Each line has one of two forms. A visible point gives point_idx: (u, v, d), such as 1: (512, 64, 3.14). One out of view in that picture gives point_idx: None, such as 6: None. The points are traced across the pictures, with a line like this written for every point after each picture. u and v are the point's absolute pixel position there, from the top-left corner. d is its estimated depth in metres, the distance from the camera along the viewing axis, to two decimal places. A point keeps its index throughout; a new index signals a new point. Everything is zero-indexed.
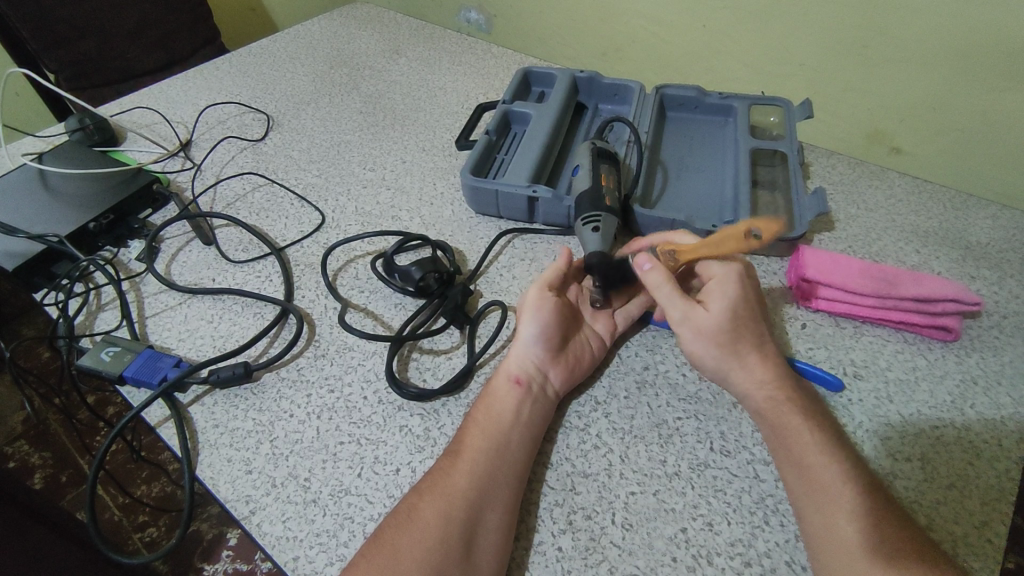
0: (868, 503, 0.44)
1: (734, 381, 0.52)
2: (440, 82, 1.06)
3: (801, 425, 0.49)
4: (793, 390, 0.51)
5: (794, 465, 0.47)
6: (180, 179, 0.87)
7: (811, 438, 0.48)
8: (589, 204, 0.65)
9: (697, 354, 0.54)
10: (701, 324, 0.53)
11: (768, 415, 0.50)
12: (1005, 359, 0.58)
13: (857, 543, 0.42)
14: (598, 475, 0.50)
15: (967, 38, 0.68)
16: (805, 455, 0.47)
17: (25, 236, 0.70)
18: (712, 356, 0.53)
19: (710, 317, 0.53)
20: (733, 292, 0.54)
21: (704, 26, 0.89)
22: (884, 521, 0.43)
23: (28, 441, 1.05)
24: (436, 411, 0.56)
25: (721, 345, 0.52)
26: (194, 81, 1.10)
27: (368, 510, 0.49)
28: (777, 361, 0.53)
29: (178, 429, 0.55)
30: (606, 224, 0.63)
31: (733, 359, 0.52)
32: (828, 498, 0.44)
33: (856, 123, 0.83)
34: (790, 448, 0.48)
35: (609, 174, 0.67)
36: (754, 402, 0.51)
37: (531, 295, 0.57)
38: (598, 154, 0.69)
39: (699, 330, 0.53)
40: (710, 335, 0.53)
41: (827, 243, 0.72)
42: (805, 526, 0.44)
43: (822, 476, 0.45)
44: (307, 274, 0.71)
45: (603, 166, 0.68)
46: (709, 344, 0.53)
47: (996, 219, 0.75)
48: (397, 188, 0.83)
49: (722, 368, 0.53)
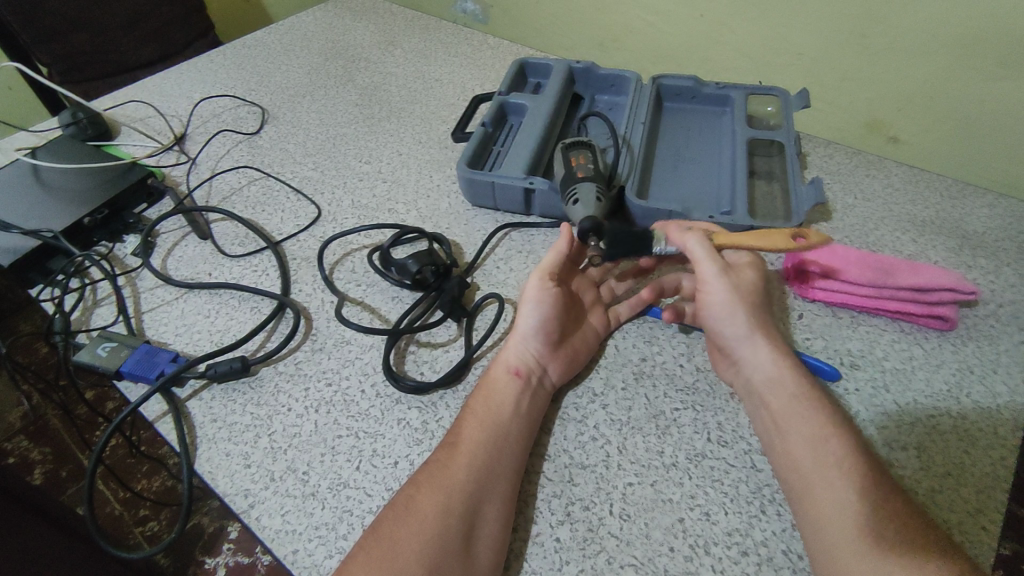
0: (867, 485, 0.44)
1: (754, 347, 0.54)
2: (436, 73, 1.05)
3: (803, 410, 0.49)
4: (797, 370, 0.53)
5: (799, 440, 0.47)
6: (174, 173, 0.87)
7: (812, 423, 0.48)
8: (567, 182, 0.65)
9: (727, 314, 0.55)
10: (735, 281, 0.56)
11: (774, 394, 0.51)
12: (1002, 348, 0.58)
13: (858, 526, 0.42)
14: (596, 466, 0.51)
15: (966, 26, 0.68)
16: (806, 441, 0.47)
17: (19, 231, 0.69)
18: (741, 315, 0.55)
19: (744, 280, 0.58)
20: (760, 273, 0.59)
21: (700, 16, 0.88)
22: (885, 503, 0.43)
23: (27, 436, 1.05)
24: (433, 404, 0.56)
25: (748, 307, 0.56)
26: (187, 75, 1.09)
27: (367, 503, 0.50)
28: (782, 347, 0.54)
29: (175, 423, 0.55)
30: (585, 198, 0.63)
31: (758, 328, 0.55)
32: (824, 483, 0.44)
33: (855, 113, 0.82)
34: (794, 428, 0.48)
35: (584, 154, 0.67)
36: (768, 372, 0.52)
37: (529, 285, 0.56)
38: (569, 141, 0.69)
39: (735, 288, 0.56)
40: (741, 296, 0.56)
41: (824, 233, 0.72)
42: (803, 511, 0.44)
43: (818, 460, 0.46)
44: (303, 268, 0.71)
45: (574, 151, 0.68)
46: (735, 305, 0.55)
47: (993, 208, 0.74)
48: (392, 181, 0.82)
49: (746, 332, 0.54)
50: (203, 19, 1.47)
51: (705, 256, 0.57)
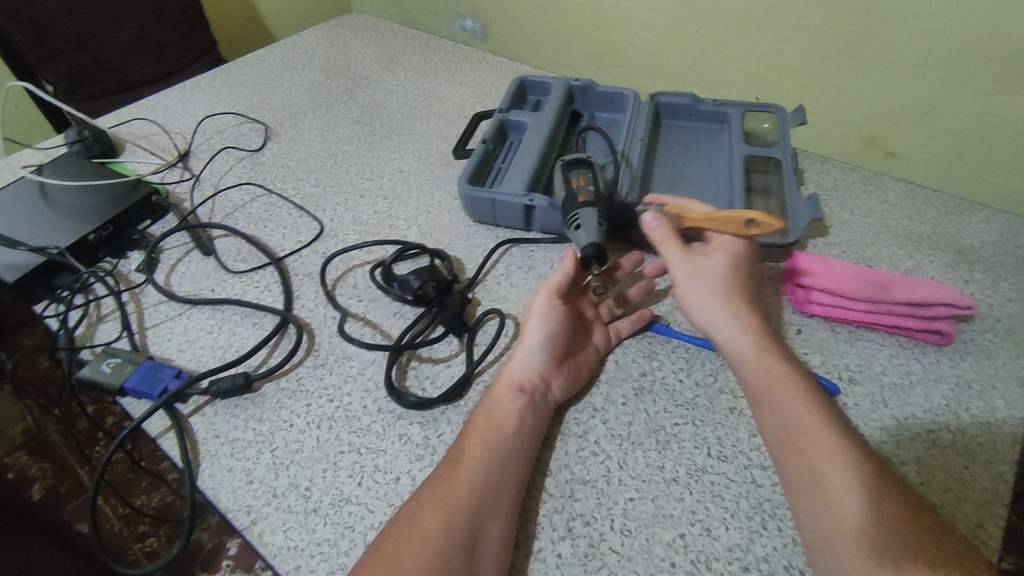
0: (865, 470, 0.43)
1: (723, 327, 0.55)
2: (436, 91, 1.06)
3: (788, 382, 0.50)
4: (780, 343, 0.54)
5: (777, 416, 0.48)
6: (179, 190, 0.88)
7: (795, 392, 0.49)
8: (569, 207, 0.66)
9: (692, 300, 0.57)
10: (699, 266, 0.57)
11: (751, 366, 0.52)
12: (999, 362, 0.59)
13: (851, 501, 0.42)
14: (596, 481, 0.51)
15: (958, 43, 0.69)
16: (791, 417, 0.48)
17: (25, 248, 0.70)
18: (705, 299, 0.56)
19: (712, 267, 0.57)
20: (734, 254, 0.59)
21: (698, 34, 0.90)
22: (882, 482, 0.43)
23: (28, 452, 1.05)
24: (435, 419, 0.56)
25: (716, 292, 0.56)
26: (192, 92, 1.10)
27: (369, 519, 0.50)
28: (768, 329, 0.54)
29: (179, 440, 0.55)
30: (587, 221, 0.63)
31: (726, 311, 0.55)
32: (813, 459, 0.45)
33: (850, 129, 0.84)
34: (778, 401, 0.49)
35: (584, 175, 0.68)
36: (741, 350, 0.53)
37: (536, 304, 0.57)
38: (569, 161, 0.70)
39: (698, 276, 0.57)
40: (705, 282, 0.56)
41: (821, 248, 0.72)
42: (800, 493, 0.45)
43: (803, 433, 0.46)
44: (306, 284, 0.71)
45: (575, 171, 0.69)
46: (702, 291, 0.56)
47: (988, 223, 0.75)
48: (394, 198, 0.83)
49: (712, 315, 0.55)
50: (207, 37, 1.49)
51: (669, 248, 0.59)
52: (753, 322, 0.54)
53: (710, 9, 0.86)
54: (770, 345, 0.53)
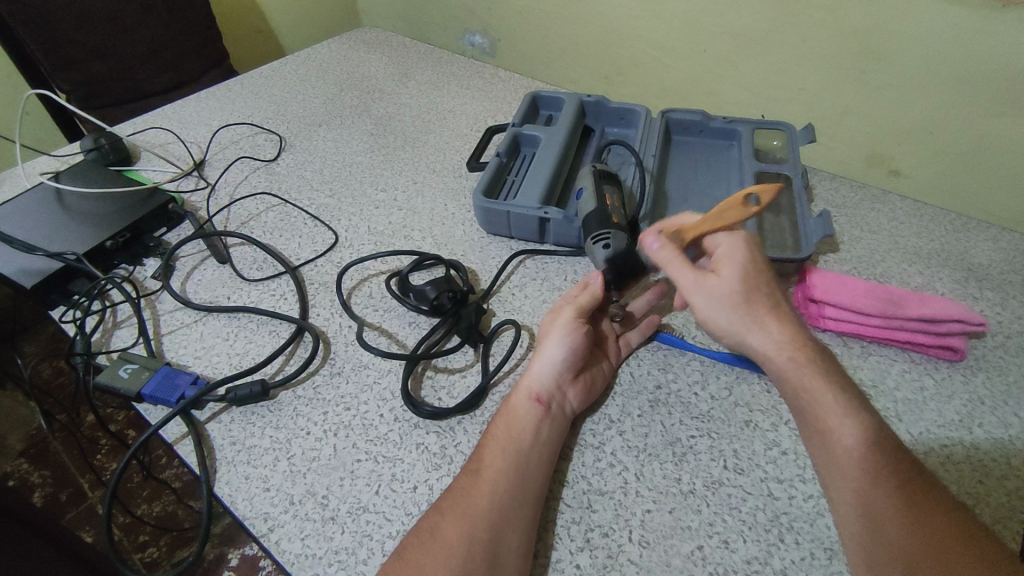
0: (905, 490, 0.44)
1: (756, 342, 0.52)
2: (448, 105, 1.08)
3: (830, 399, 0.49)
4: (816, 349, 0.52)
5: (819, 439, 0.48)
6: (194, 198, 0.89)
7: (837, 409, 0.48)
8: (599, 223, 0.66)
9: (718, 322, 0.54)
10: (715, 283, 0.53)
11: (791, 384, 0.51)
12: (1010, 379, 0.59)
13: (896, 533, 0.42)
14: (614, 492, 0.51)
15: (963, 65, 0.71)
16: (834, 436, 0.47)
17: (43, 254, 0.71)
18: (729, 319, 0.53)
19: (722, 279, 0.53)
20: (743, 257, 0.54)
21: (705, 52, 0.92)
22: (926, 497, 0.44)
23: (28, 459, 1.04)
24: (451, 429, 0.56)
25: (734, 307, 0.53)
26: (206, 103, 1.12)
27: (386, 528, 0.50)
28: (803, 331, 0.53)
29: (196, 446, 0.55)
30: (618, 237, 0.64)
31: (753, 324, 0.53)
32: (855, 485, 0.45)
33: (857, 147, 0.85)
34: (819, 419, 0.49)
35: (615, 195, 0.69)
36: (775, 363, 0.52)
37: (559, 319, 0.57)
38: (600, 175, 0.71)
39: (711, 296, 0.54)
40: (724, 300, 0.53)
41: (832, 264, 0.73)
42: (844, 516, 0.46)
43: (844, 456, 0.46)
44: (321, 293, 0.72)
45: (606, 186, 0.70)
46: (717, 306, 0.53)
47: (996, 241, 0.76)
48: (408, 209, 0.84)
49: (740, 332, 0.53)
50: (219, 49, 1.51)
51: (679, 272, 0.55)
52: (782, 329, 0.52)
53: (718, 28, 0.88)
54: (806, 354, 0.51)
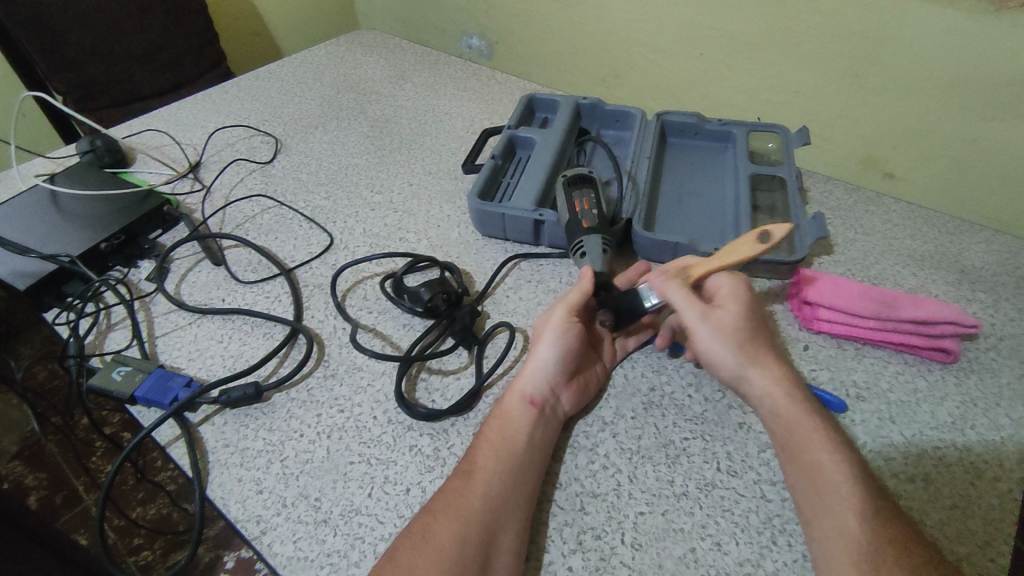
0: (887, 524, 0.43)
1: (751, 377, 0.53)
2: (444, 107, 1.08)
3: (819, 439, 0.48)
4: (806, 393, 0.52)
5: (803, 469, 0.47)
6: (189, 200, 0.89)
7: (825, 449, 0.48)
8: (574, 231, 0.68)
9: (715, 355, 0.54)
10: (719, 319, 0.54)
11: (783, 418, 0.50)
12: (1003, 381, 0.59)
13: (864, 546, 0.42)
14: (606, 495, 0.51)
15: (957, 69, 0.71)
16: (820, 475, 0.46)
17: (37, 256, 0.71)
18: (730, 353, 0.53)
19: (729, 315, 0.54)
20: (746, 297, 0.56)
21: (701, 55, 0.92)
22: (898, 532, 0.43)
23: (23, 462, 1.04)
24: (445, 431, 0.56)
25: (737, 343, 0.53)
26: (202, 105, 1.12)
27: (378, 530, 0.50)
28: (791, 373, 0.54)
29: (188, 449, 0.55)
30: (592, 249, 0.66)
31: (751, 361, 0.53)
32: (835, 506, 0.45)
33: (852, 150, 0.85)
34: (809, 457, 0.48)
35: (588, 198, 0.70)
36: (768, 400, 0.52)
37: (553, 320, 0.57)
38: (571, 181, 0.72)
39: (718, 329, 0.54)
40: (727, 337, 0.53)
41: (826, 266, 0.73)
42: (815, 530, 0.45)
43: (824, 480, 0.46)
44: (316, 295, 0.72)
45: (578, 192, 0.71)
46: (718, 343, 0.53)
47: (990, 243, 0.76)
48: (403, 211, 0.84)
49: (737, 367, 0.53)
50: (216, 50, 1.50)
51: (684, 301, 0.55)
52: (776, 369, 0.53)
53: (713, 31, 0.88)
54: (798, 397, 0.51)
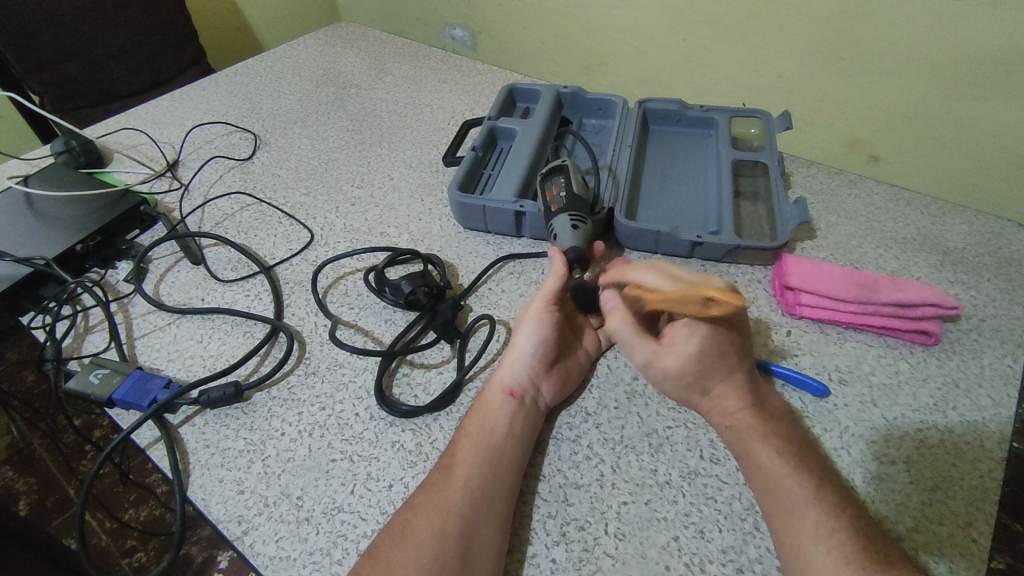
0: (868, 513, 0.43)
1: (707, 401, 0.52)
2: (427, 99, 1.07)
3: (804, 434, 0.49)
4: (771, 412, 0.52)
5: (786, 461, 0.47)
6: (168, 199, 0.87)
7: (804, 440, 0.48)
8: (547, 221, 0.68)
9: (663, 387, 0.54)
10: (665, 364, 0.52)
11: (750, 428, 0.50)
12: (984, 362, 0.59)
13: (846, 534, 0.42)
14: (590, 485, 0.51)
15: (939, 51, 0.71)
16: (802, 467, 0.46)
17: (10, 260, 0.69)
18: (676, 389, 0.53)
19: (674, 359, 0.52)
20: (701, 340, 0.51)
21: (683, 41, 0.91)
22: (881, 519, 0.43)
23: (13, 467, 1.04)
24: (427, 425, 0.56)
25: (684, 383, 0.52)
26: (180, 102, 1.10)
27: (361, 527, 0.49)
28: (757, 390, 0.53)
29: (168, 451, 0.54)
30: (563, 231, 0.65)
31: (702, 391, 0.52)
32: (812, 499, 0.45)
33: (834, 134, 0.85)
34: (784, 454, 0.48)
35: (557, 184, 0.69)
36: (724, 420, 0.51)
37: (533, 310, 0.57)
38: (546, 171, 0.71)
39: (666, 371, 0.52)
40: (674, 377, 0.52)
41: (809, 251, 0.73)
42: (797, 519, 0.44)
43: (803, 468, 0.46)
44: (297, 292, 0.71)
45: (549, 181, 0.70)
46: (661, 379, 0.53)
47: (971, 224, 0.77)
48: (385, 205, 0.83)
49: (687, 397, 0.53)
50: (196, 47, 1.48)
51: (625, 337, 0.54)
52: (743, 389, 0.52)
53: (695, 17, 0.87)
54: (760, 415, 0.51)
